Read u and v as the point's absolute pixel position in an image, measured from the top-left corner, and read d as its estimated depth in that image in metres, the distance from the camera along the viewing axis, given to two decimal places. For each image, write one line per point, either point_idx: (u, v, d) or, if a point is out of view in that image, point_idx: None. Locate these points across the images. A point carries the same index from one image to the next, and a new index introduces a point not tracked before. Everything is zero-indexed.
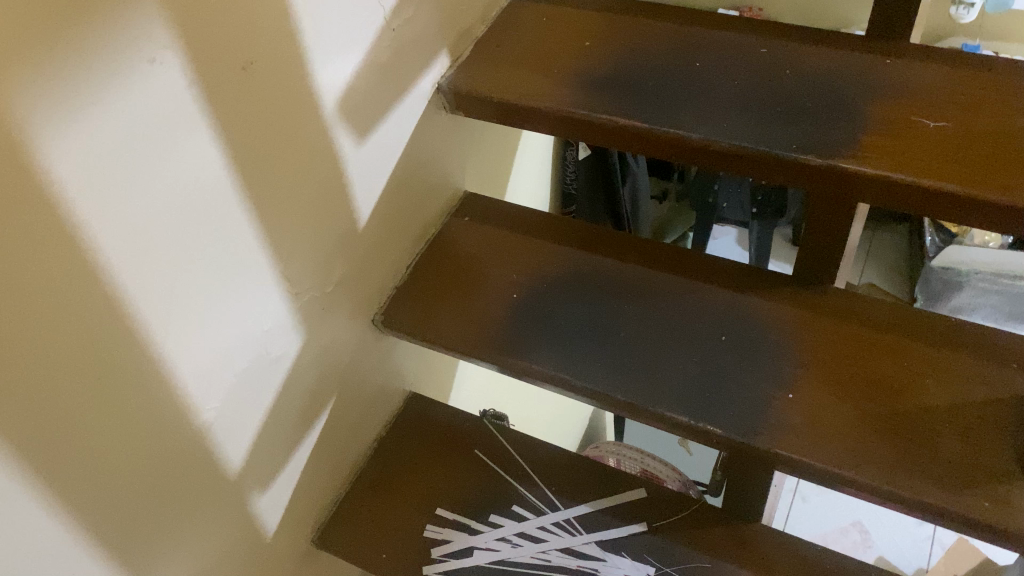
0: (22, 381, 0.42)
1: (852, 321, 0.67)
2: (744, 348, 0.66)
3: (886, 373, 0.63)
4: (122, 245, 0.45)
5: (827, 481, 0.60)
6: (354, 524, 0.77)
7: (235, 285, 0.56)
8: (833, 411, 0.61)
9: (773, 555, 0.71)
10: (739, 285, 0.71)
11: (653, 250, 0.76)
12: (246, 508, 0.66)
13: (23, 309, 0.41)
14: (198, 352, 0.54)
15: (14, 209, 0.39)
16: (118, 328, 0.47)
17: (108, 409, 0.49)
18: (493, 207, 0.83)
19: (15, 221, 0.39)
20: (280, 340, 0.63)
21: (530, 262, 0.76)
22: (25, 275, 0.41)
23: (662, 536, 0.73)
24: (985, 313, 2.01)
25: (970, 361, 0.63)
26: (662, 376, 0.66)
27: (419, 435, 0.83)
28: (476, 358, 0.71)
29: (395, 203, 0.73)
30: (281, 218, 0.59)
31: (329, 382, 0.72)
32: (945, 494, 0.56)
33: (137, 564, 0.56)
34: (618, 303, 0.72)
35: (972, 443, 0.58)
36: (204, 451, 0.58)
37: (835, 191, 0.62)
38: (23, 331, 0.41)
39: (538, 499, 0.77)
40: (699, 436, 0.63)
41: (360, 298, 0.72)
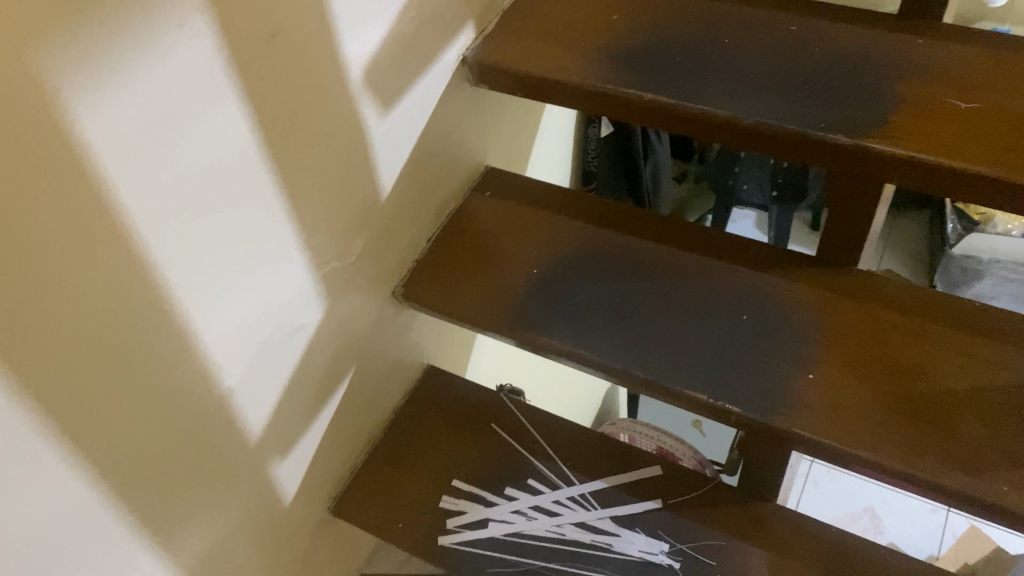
0: (49, 339, 0.43)
1: (875, 302, 0.66)
2: (763, 327, 0.66)
3: (907, 355, 0.63)
4: (148, 207, 0.45)
5: (845, 462, 0.59)
6: (371, 493, 0.78)
7: (259, 254, 0.56)
8: (852, 392, 0.61)
9: (787, 535, 0.71)
10: (761, 264, 0.71)
11: (675, 228, 0.76)
12: (265, 473, 0.67)
13: (53, 269, 0.42)
14: (221, 317, 0.55)
15: (45, 169, 0.39)
16: (145, 291, 0.48)
17: (132, 373, 0.49)
18: (514, 181, 0.83)
19: (46, 181, 0.39)
20: (302, 309, 0.63)
21: (550, 237, 0.76)
22: (55, 235, 0.41)
23: (676, 513, 0.73)
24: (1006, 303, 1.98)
25: (992, 345, 0.62)
26: (681, 353, 0.66)
27: (437, 408, 0.84)
28: (496, 332, 0.71)
29: (418, 175, 0.73)
30: (305, 189, 0.59)
31: (348, 353, 0.72)
32: (963, 478, 0.56)
33: (159, 524, 0.57)
34: (638, 280, 0.71)
35: (992, 428, 0.58)
36: (225, 416, 0.59)
37: (861, 172, 0.61)
38: (52, 290, 0.42)
39: (553, 473, 0.77)
40: (716, 414, 0.63)
41: (381, 270, 0.73)
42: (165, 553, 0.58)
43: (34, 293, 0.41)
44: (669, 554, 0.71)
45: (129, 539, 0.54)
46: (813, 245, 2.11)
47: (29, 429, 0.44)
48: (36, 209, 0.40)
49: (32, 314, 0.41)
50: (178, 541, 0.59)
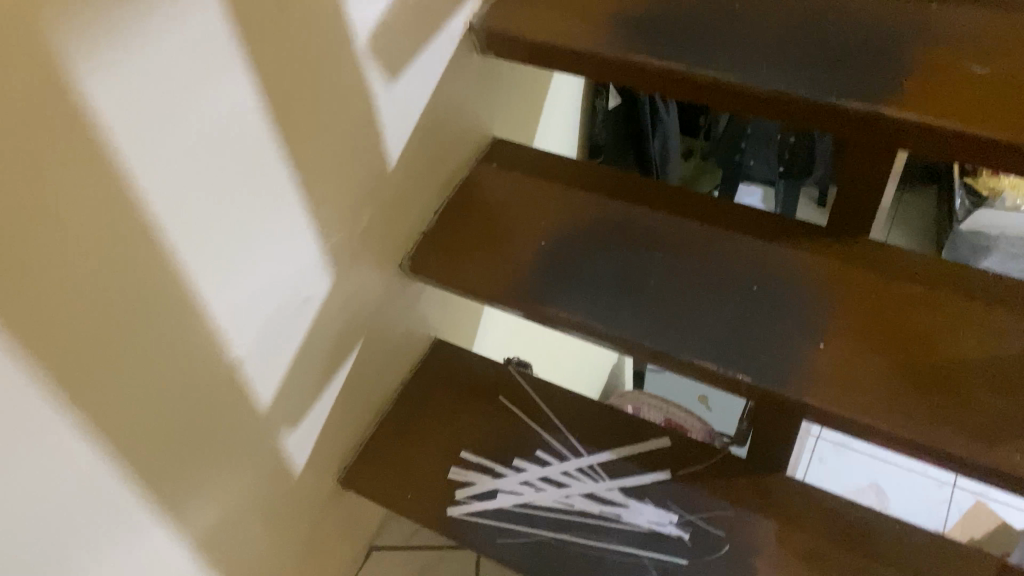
0: (57, 305, 0.43)
1: (887, 272, 0.66)
2: (774, 298, 0.66)
3: (920, 325, 0.62)
4: (156, 173, 0.45)
5: (857, 432, 0.59)
6: (379, 465, 0.78)
7: (267, 224, 0.56)
8: (864, 362, 0.61)
9: (797, 506, 0.71)
10: (772, 235, 0.70)
11: (685, 198, 0.75)
12: (274, 445, 0.67)
13: (60, 233, 0.41)
14: (229, 287, 0.54)
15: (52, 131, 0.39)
16: (153, 258, 0.47)
17: (141, 342, 0.49)
18: (521, 152, 0.82)
19: (53, 144, 0.39)
20: (310, 280, 0.63)
21: (559, 208, 0.76)
22: (63, 199, 0.41)
23: (685, 485, 0.73)
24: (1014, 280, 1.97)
25: (1005, 314, 0.62)
26: (691, 325, 0.65)
27: (444, 381, 0.84)
28: (504, 304, 0.70)
29: (424, 148, 0.72)
30: (313, 158, 0.58)
31: (356, 325, 0.72)
32: (976, 448, 0.55)
33: (170, 494, 0.57)
34: (648, 251, 0.71)
35: (1006, 398, 0.57)
36: (234, 386, 0.59)
37: (875, 140, 0.60)
38: (61, 256, 0.42)
39: (561, 445, 0.77)
40: (726, 385, 0.63)
41: (389, 242, 0.72)
42: (177, 523, 0.58)
43: (42, 258, 0.41)
44: (678, 525, 0.71)
45: (141, 509, 0.55)
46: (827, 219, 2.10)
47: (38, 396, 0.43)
48: (43, 176, 0.39)
49: (40, 278, 0.41)
50: (189, 512, 0.59)
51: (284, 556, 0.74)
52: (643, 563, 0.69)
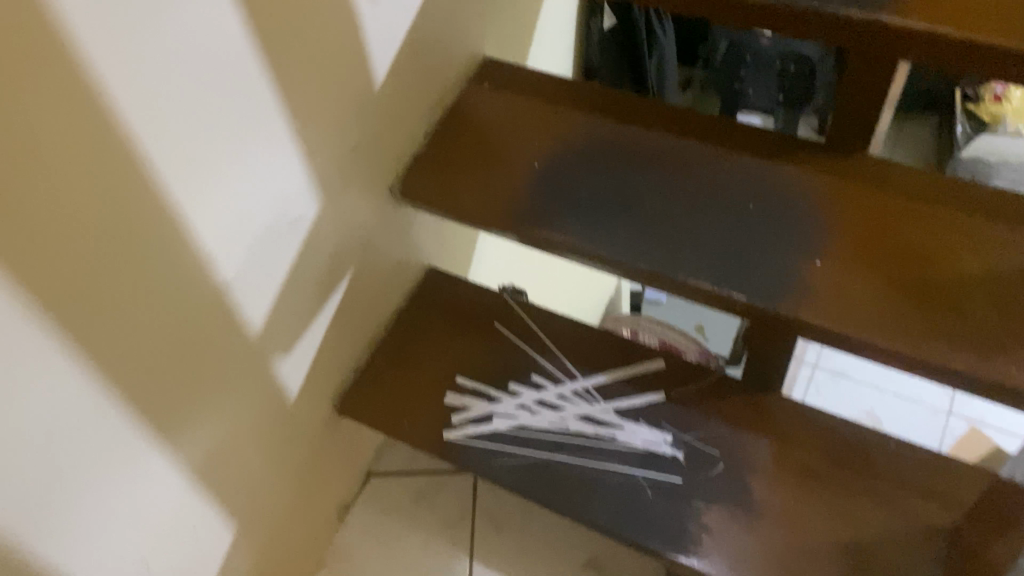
0: (30, 221, 0.42)
1: (886, 188, 0.65)
2: (770, 216, 0.65)
3: (917, 241, 0.61)
4: (127, 84, 0.44)
5: (852, 348, 0.59)
6: (374, 391, 0.79)
7: (250, 143, 0.54)
8: (860, 279, 0.60)
9: (792, 424, 0.71)
10: (770, 152, 0.69)
11: (682, 117, 0.73)
12: (268, 370, 0.67)
13: (29, 144, 0.40)
14: (213, 206, 0.53)
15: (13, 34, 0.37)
16: (130, 173, 0.46)
17: (123, 261, 0.48)
18: (513, 73, 0.80)
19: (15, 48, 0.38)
20: (298, 202, 0.62)
21: (552, 129, 0.74)
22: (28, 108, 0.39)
23: (680, 405, 0.73)
24: None
25: (1005, 229, 0.61)
26: (687, 244, 0.64)
27: (439, 307, 0.83)
28: (496, 227, 0.69)
29: (412, 67, 0.70)
30: (296, 75, 0.57)
31: (347, 250, 0.71)
32: (972, 361, 0.55)
33: (163, 418, 0.57)
34: (642, 171, 0.70)
35: (1003, 311, 0.57)
36: (222, 309, 0.58)
37: (875, 49, 0.59)
38: (30, 168, 0.41)
39: (556, 368, 0.77)
40: (720, 304, 0.62)
41: (379, 165, 0.71)
42: (172, 446, 0.59)
43: (11, 169, 0.40)
44: (672, 444, 0.71)
45: (135, 432, 0.55)
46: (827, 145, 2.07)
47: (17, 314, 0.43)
48: (8, 84, 0.38)
49: (10, 191, 0.40)
50: (184, 435, 0.60)
51: (282, 481, 0.75)
52: (638, 482, 0.70)
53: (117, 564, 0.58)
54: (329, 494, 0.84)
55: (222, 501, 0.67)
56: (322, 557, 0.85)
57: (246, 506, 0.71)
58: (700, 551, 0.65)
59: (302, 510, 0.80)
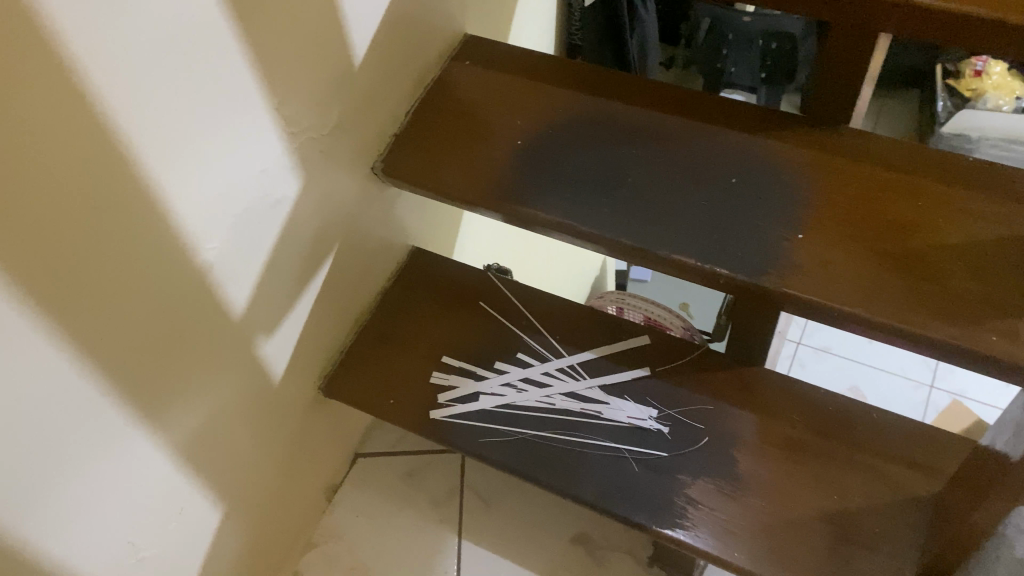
0: (10, 204, 0.41)
1: (867, 161, 0.65)
2: (753, 190, 0.65)
3: (898, 213, 0.62)
4: (104, 64, 0.43)
5: (835, 320, 0.59)
6: (360, 372, 0.78)
7: (229, 122, 0.54)
8: (843, 251, 0.61)
9: (776, 397, 0.72)
10: (752, 127, 0.69)
11: (664, 93, 0.73)
12: (252, 352, 0.66)
13: (6, 127, 0.39)
14: (194, 187, 0.53)
15: None
16: (108, 155, 0.46)
17: (103, 241, 0.48)
18: (495, 50, 0.80)
19: None
20: (279, 182, 0.61)
21: (535, 107, 0.74)
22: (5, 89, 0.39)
23: (665, 380, 0.74)
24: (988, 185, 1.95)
25: (984, 199, 0.61)
26: (671, 220, 0.64)
27: (424, 287, 0.83)
28: (479, 205, 0.69)
29: (392, 44, 0.70)
30: (275, 51, 0.56)
31: (330, 230, 0.71)
32: (955, 330, 0.55)
33: (147, 401, 0.56)
34: (624, 147, 0.70)
35: (984, 280, 0.57)
36: (205, 291, 0.58)
37: (856, 21, 0.59)
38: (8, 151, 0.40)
39: (542, 346, 0.77)
40: (705, 279, 0.62)
41: (361, 144, 0.70)
42: (157, 428, 0.58)
43: None
44: (657, 419, 0.72)
45: (120, 414, 0.54)
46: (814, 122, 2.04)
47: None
48: None
49: None
50: (170, 417, 0.59)
51: (269, 463, 0.75)
52: (623, 456, 0.70)
53: (105, 547, 0.57)
54: (316, 475, 0.84)
55: (209, 484, 0.67)
56: (311, 538, 0.85)
57: (233, 488, 0.70)
58: (686, 523, 0.66)
59: (290, 492, 0.80)
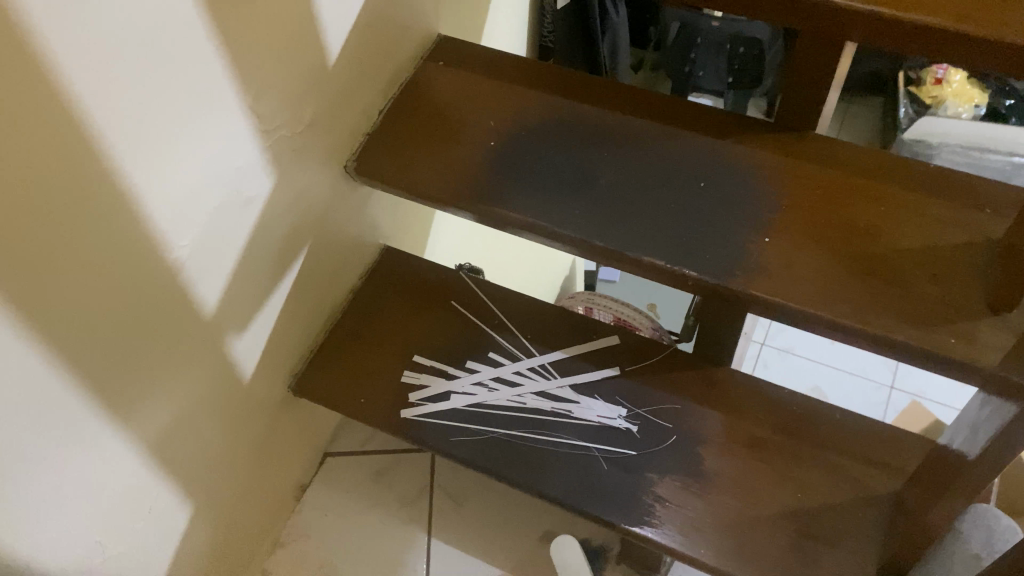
0: None
1: (832, 166, 0.67)
2: (721, 193, 0.66)
3: (862, 217, 0.63)
4: (80, 63, 0.43)
5: (800, 322, 0.61)
6: (331, 371, 0.78)
7: (204, 119, 0.54)
8: (808, 254, 0.62)
9: (742, 396, 0.73)
10: (721, 132, 0.70)
11: (635, 96, 0.74)
12: (223, 350, 0.66)
13: None
14: (167, 184, 0.53)
15: None
16: (83, 153, 0.46)
17: (74, 237, 0.48)
18: (468, 51, 0.80)
19: None
20: (252, 180, 0.61)
21: (508, 108, 0.74)
22: None
23: (634, 380, 0.75)
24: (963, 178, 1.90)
25: (943, 205, 0.63)
26: (641, 221, 0.65)
27: (396, 286, 0.83)
28: (451, 205, 0.69)
29: (366, 44, 0.70)
30: (248, 47, 0.56)
31: (303, 228, 0.71)
32: (916, 332, 0.57)
33: (117, 399, 0.56)
34: (597, 149, 0.70)
35: (942, 284, 0.59)
36: (177, 288, 0.58)
37: (824, 29, 0.60)
38: None
39: (513, 345, 0.78)
40: (675, 281, 0.63)
41: (334, 142, 0.70)
42: (126, 427, 0.58)
43: None
44: (627, 418, 0.73)
45: (89, 413, 0.54)
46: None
47: None
48: None
49: None
50: (138, 416, 0.59)
51: (238, 461, 0.74)
52: (593, 455, 0.71)
53: (72, 547, 0.57)
54: (285, 474, 0.84)
55: (179, 483, 0.67)
56: (280, 536, 0.85)
57: (202, 487, 0.70)
58: (654, 521, 0.67)
59: (259, 490, 0.79)
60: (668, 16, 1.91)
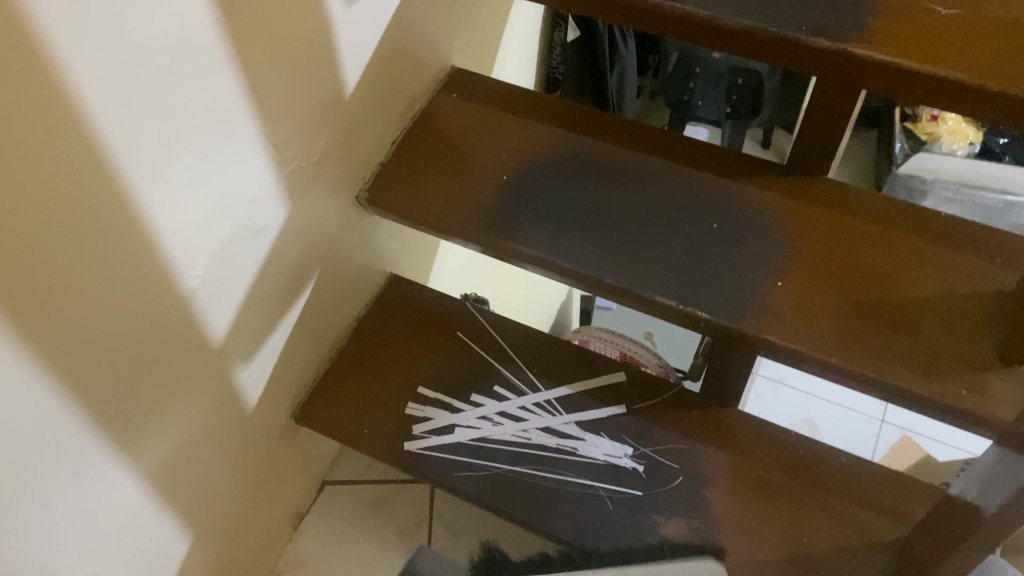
0: (9, 234, 0.41)
1: (844, 212, 0.67)
2: (734, 235, 0.66)
3: (875, 264, 0.63)
4: (106, 95, 0.43)
5: (812, 368, 0.61)
6: (335, 401, 0.78)
7: (221, 150, 0.54)
8: (820, 300, 0.62)
9: (748, 437, 0.73)
10: (734, 173, 0.70)
11: (648, 134, 0.75)
12: (228, 379, 0.65)
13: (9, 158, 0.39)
14: (182, 215, 0.52)
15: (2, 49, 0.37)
16: (105, 185, 0.45)
17: (92, 270, 0.47)
18: (482, 83, 0.81)
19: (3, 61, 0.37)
20: (266, 210, 0.61)
21: (522, 142, 0.74)
22: (13, 122, 0.39)
23: (641, 418, 0.75)
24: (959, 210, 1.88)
25: (955, 254, 0.63)
26: (652, 261, 0.65)
27: (401, 315, 0.83)
28: (463, 238, 0.69)
29: (382, 75, 0.70)
30: (268, 79, 0.56)
31: (313, 257, 0.70)
32: (929, 383, 0.57)
33: (122, 429, 0.55)
34: (608, 187, 0.70)
35: (954, 334, 0.59)
36: (187, 317, 0.57)
37: (841, 77, 0.61)
38: (11, 181, 0.40)
39: (519, 379, 0.77)
40: (687, 322, 0.63)
41: (346, 172, 0.70)
42: (130, 458, 0.57)
43: None
44: (633, 457, 0.72)
45: (95, 444, 0.53)
46: (780, 156, 2.04)
47: None
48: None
49: None
50: (143, 446, 0.58)
51: (238, 490, 0.73)
52: (597, 493, 0.71)
53: None
54: (283, 502, 0.83)
55: (179, 513, 0.66)
56: (275, 566, 0.84)
57: (202, 516, 0.69)
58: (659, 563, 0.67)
59: (257, 518, 0.78)
60: (667, 46, 1.89)
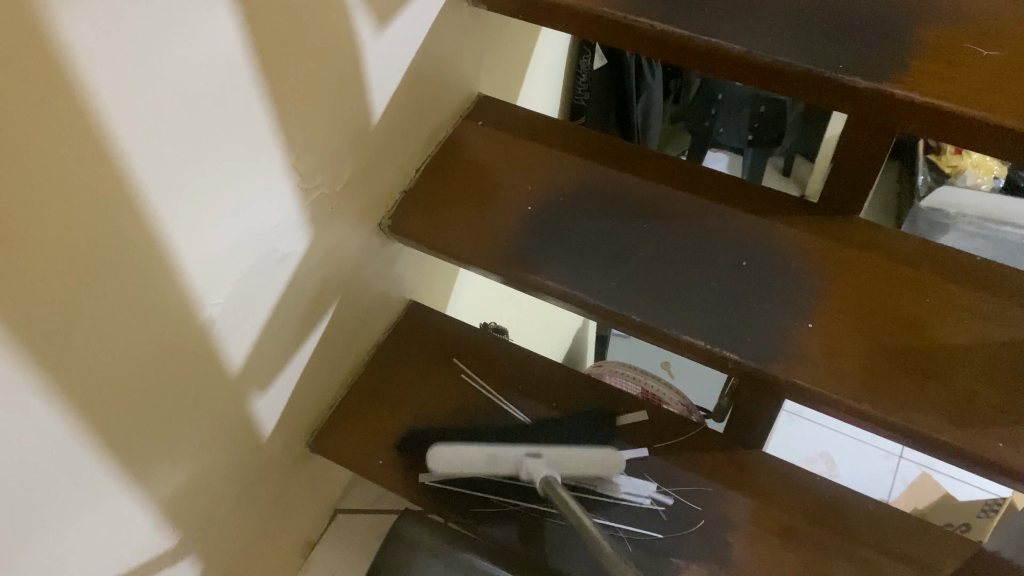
0: (36, 265, 0.40)
1: (874, 252, 0.66)
2: (763, 276, 0.65)
3: (908, 308, 0.62)
4: (136, 127, 0.42)
5: (841, 414, 0.59)
6: (349, 431, 0.77)
7: (246, 178, 0.53)
8: (853, 344, 0.60)
9: (772, 482, 0.72)
10: (761, 209, 0.69)
11: (673, 168, 0.74)
12: (243, 408, 0.64)
13: (38, 190, 0.39)
14: (206, 244, 0.52)
15: (33, 81, 0.36)
16: (132, 215, 0.45)
17: (118, 301, 0.47)
18: (507, 112, 0.80)
19: (34, 93, 0.37)
20: (289, 238, 0.60)
21: (547, 172, 0.74)
22: (43, 153, 0.38)
23: (661, 458, 0.74)
24: (980, 246, 1.73)
25: (990, 300, 0.62)
26: (679, 298, 0.64)
27: (420, 345, 0.82)
28: (486, 270, 0.68)
29: (409, 103, 0.70)
30: (296, 107, 0.55)
31: (333, 285, 0.70)
32: (965, 435, 0.55)
33: (133, 460, 0.54)
34: (636, 221, 0.69)
35: (990, 384, 0.57)
36: (206, 346, 0.56)
37: (879, 117, 0.59)
38: (38, 212, 0.39)
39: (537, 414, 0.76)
40: (712, 362, 0.62)
41: (370, 201, 0.70)
42: (142, 489, 0.56)
43: (22, 214, 0.38)
44: (654, 498, 0.71)
45: (109, 475, 0.52)
46: (801, 185, 2.02)
47: (12, 362, 0.41)
48: (29, 127, 0.37)
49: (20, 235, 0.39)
50: (155, 476, 0.57)
51: (251, 519, 0.72)
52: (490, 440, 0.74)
53: None
54: (293, 532, 0.81)
55: (190, 542, 0.64)
56: None
57: (212, 547, 0.68)
58: None
59: (268, 548, 0.77)
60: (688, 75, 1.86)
